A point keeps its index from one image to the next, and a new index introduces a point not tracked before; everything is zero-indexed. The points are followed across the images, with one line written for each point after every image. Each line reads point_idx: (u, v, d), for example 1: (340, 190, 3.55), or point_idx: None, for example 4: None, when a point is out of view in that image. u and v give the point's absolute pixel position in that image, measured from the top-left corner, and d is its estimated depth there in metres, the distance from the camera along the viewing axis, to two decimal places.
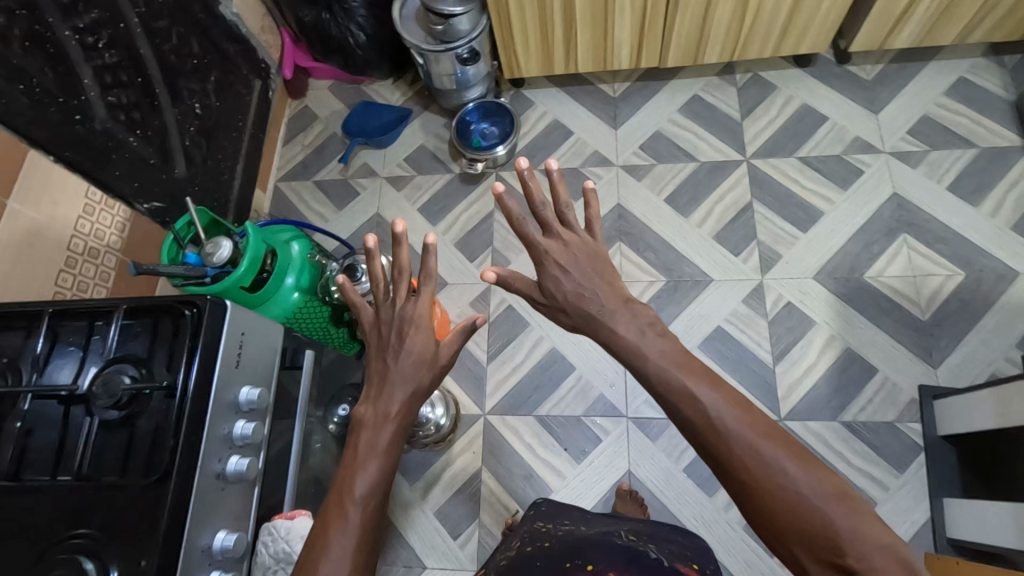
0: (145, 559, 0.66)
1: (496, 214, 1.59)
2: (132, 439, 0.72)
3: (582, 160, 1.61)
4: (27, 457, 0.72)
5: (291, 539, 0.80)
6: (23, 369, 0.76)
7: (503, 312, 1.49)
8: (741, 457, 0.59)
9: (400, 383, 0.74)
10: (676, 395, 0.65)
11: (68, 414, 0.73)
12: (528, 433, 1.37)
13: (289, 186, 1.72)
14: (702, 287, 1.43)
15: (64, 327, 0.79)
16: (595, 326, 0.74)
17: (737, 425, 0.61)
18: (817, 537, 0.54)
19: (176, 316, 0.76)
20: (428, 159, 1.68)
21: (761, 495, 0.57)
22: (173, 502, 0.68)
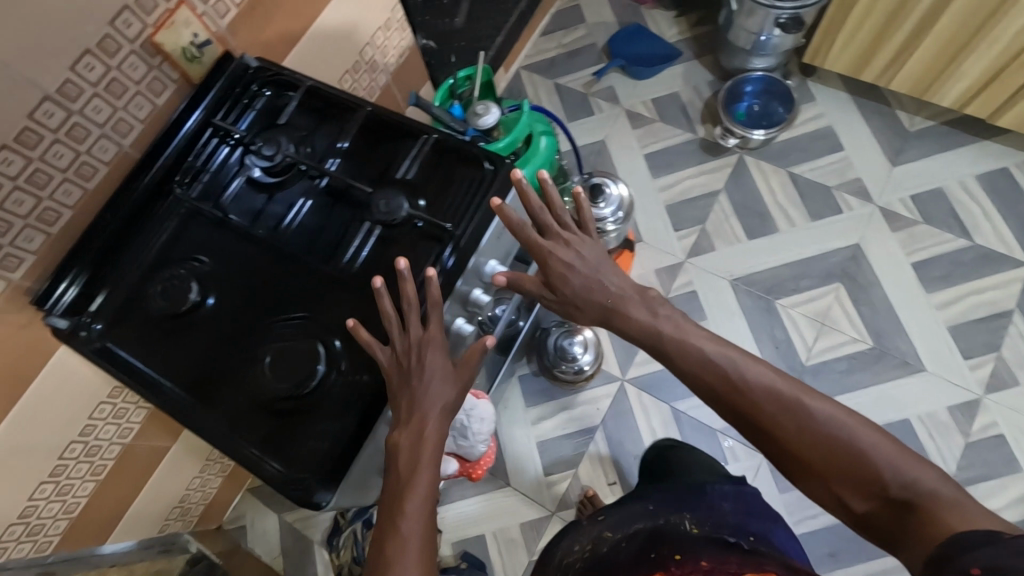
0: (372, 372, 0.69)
1: (722, 195, 1.47)
2: (392, 259, 0.73)
3: (839, 181, 1.44)
4: (304, 234, 0.77)
5: (471, 416, 0.78)
6: (323, 150, 0.81)
7: (685, 293, 1.40)
8: (756, 399, 0.62)
9: (446, 388, 0.67)
10: (696, 363, 0.67)
11: (349, 212, 0.77)
12: (655, 419, 1.32)
13: (530, 77, 1.68)
14: (909, 371, 1.27)
15: (369, 128, 0.81)
16: (615, 318, 0.72)
17: (755, 375, 0.63)
18: (852, 468, 0.56)
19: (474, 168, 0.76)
20: (676, 110, 1.57)
21: (796, 443, 0.60)
22: (410, 335, 0.70)
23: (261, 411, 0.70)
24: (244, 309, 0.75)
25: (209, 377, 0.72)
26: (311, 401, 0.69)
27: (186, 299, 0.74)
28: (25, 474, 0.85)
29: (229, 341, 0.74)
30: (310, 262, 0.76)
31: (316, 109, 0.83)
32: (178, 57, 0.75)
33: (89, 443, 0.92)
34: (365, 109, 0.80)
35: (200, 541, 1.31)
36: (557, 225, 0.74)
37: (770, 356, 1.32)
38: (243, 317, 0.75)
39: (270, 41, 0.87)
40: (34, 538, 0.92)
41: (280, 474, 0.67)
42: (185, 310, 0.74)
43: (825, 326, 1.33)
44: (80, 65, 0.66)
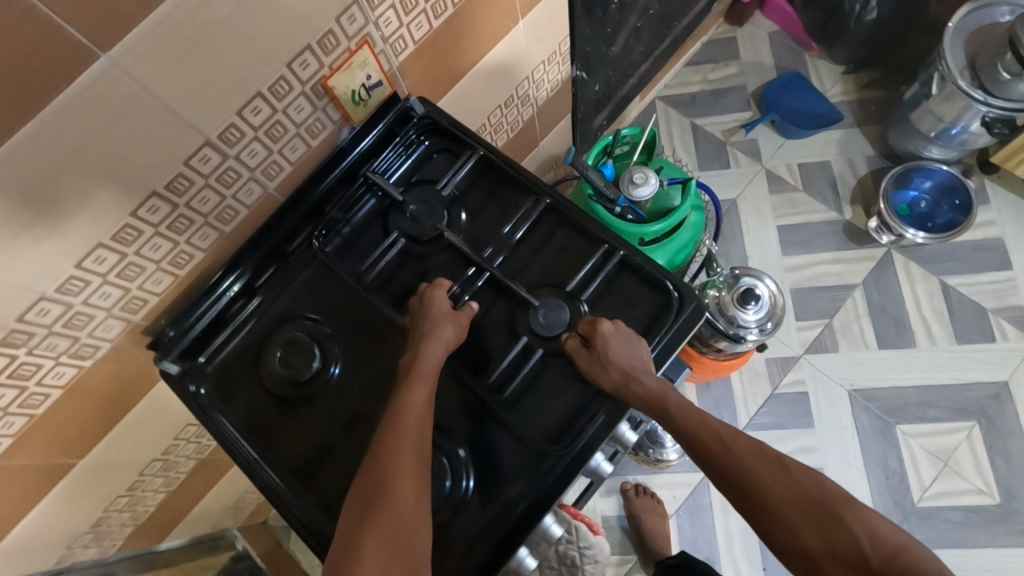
0: (503, 510, 0.61)
1: (858, 291, 1.32)
2: (543, 382, 0.65)
3: (999, 304, 1.27)
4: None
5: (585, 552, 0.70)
6: (481, 232, 0.71)
7: (794, 392, 1.27)
8: (743, 458, 0.58)
9: (449, 322, 0.63)
10: (686, 414, 0.61)
11: (501, 315, 0.67)
12: (734, 523, 1.22)
13: (664, 110, 1.53)
14: None
15: (544, 219, 0.70)
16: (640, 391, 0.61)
17: (742, 437, 0.59)
18: (828, 526, 0.52)
19: (658, 298, 0.66)
20: (822, 181, 1.41)
21: (773, 504, 0.54)
22: (553, 480, 0.61)
23: None
24: (368, 393, 0.67)
25: (319, 465, 0.66)
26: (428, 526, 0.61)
27: (308, 368, 0.67)
28: (106, 491, 0.81)
29: (346, 427, 0.66)
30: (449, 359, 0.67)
31: (485, 182, 0.73)
32: (345, 100, 0.66)
33: (169, 459, 0.88)
34: (545, 198, 0.69)
35: (245, 537, 1.29)
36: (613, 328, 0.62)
37: (878, 486, 1.19)
38: (365, 403, 0.67)
39: (437, 79, 0.77)
40: (99, 541, 0.89)
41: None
42: (305, 380, 0.67)
43: (949, 467, 1.19)
44: (248, 109, 0.57)
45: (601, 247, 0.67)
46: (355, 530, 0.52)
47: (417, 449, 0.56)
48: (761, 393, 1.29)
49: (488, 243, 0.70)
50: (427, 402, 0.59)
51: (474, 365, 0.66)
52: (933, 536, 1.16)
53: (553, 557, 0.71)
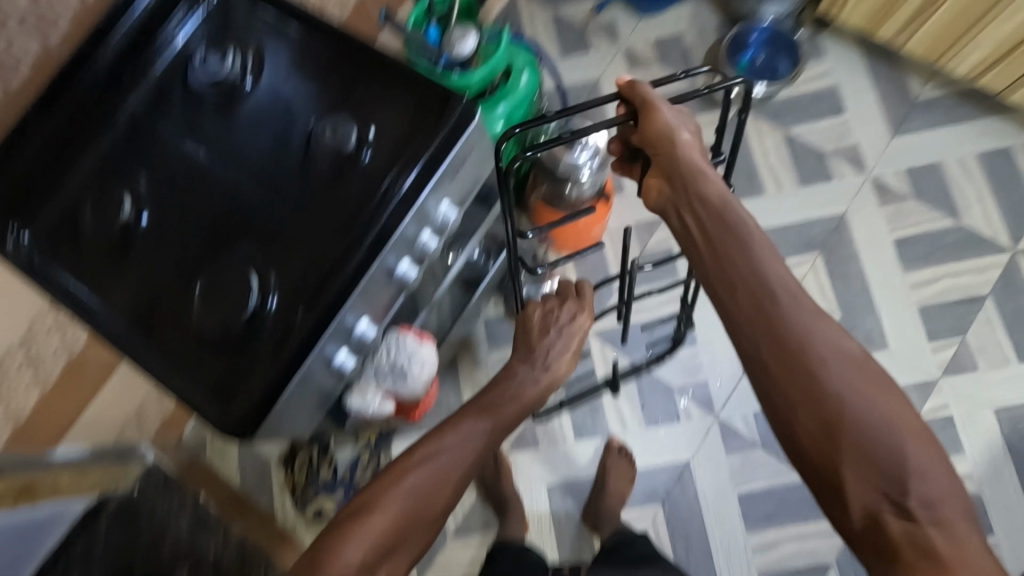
0: (305, 310, 0.67)
1: None
2: (335, 195, 0.71)
3: (836, 147, 1.38)
4: (250, 159, 0.73)
5: (412, 361, 0.78)
6: (262, 81, 0.75)
7: (660, 250, 1.37)
8: (809, 357, 0.55)
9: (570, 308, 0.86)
10: (761, 301, 0.58)
11: (296, 149, 0.73)
12: (616, 374, 1.32)
13: (527, 3, 1.56)
14: (871, 348, 1.27)
15: (331, 56, 0.75)
16: (726, 248, 0.61)
17: (819, 335, 0.56)
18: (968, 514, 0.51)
19: (436, 107, 0.72)
20: (677, 54, 1.48)
21: (827, 401, 0.54)
22: (350, 271, 0.68)
23: (196, 342, 0.69)
24: (183, 233, 0.72)
25: (152, 303, 0.70)
26: (246, 336, 0.68)
27: (119, 215, 0.72)
28: None
29: (163, 266, 0.71)
30: (254, 193, 0.72)
31: (266, 36, 0.76)
32: None
33: (32, 353, 0.92)
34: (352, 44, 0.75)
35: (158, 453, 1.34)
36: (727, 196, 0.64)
37: None
38: (179, 240, 0.72)
39: None
40: None
41: (223, 425, 0.67)
42: (118, 229, 0.71)
43: None
44: None
45: (382, 70, 0.74)
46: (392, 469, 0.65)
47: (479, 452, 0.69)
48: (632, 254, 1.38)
49: (281, 84, 0.75)
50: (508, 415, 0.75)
51: (273, 190, 0.72)
52: None
53: (383, 367, 0.78)
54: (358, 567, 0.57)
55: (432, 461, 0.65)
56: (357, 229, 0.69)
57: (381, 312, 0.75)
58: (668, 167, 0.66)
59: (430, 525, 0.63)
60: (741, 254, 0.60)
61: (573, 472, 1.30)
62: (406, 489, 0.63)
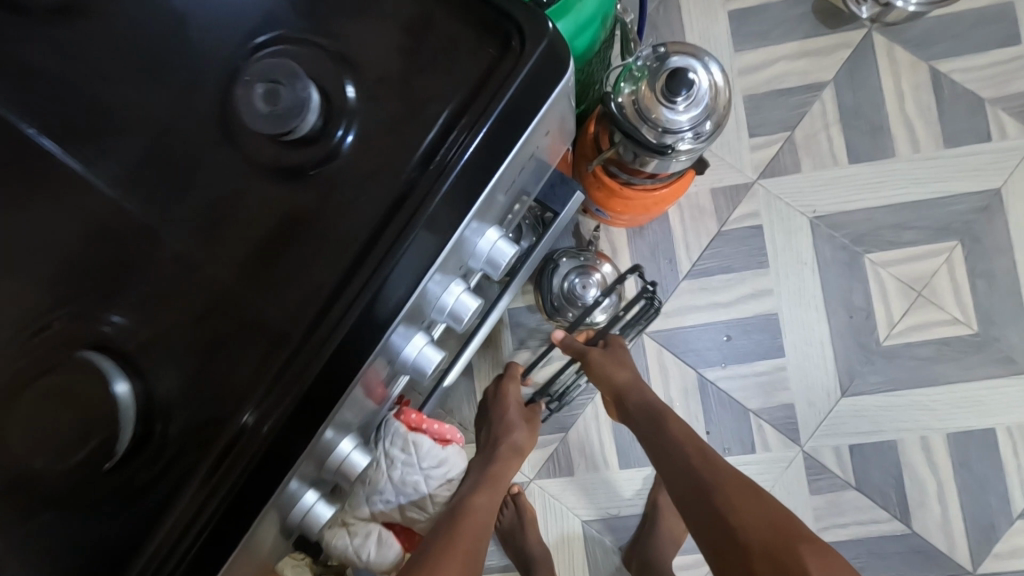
0: (245, 436, 0.36)
1: (828, 92, 1.02)
2: (295, 211, 0.37)
3: (998, 91, 1.00)
4: (119, 131, 0.37)
5: (425, 470, 0.56)
6: None
7: (745, 228, 1.02)
8: (722, 496, 0.61)
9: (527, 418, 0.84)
10: (680, 460, 0.67)
11: (209, 113, 0.37)
12: (677, 388, 1.03)
13: None
14: (1010, 370, 0.98)
15: None
16: (662, 439, 0.72)
17: (719, 475, 0.63)
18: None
19: (484, 41, 0.37)
20: None
21: (736, 526, 0.57)
22: (331, 365, 0.36)
23: (30, 499, 0.35)
24: None
25: None
26: (125, 488, 0.36)
27: None
28: None
29: None
30: (131, 202, 0.37)
31: None
32: None
33: None
34: None
35: None
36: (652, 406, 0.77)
37: (839, 327, 1.01)
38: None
39: None
40: None
41: None
42: None
43: (920, 297, 1.00)
44: None
45: None
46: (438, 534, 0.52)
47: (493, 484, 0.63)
48: (709, 230, 1.03)
49: None
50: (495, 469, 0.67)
51: (172, 195, 0.37)
52: (895, 377, 1.00)
53: (389, 488, 0.54)
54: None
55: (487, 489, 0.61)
56: (335, 282, 0.37)
57: (379, 401, 0.45)
58: (611, 389, 0.81)
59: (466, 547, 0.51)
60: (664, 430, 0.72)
61: (616, 507, 1.05)
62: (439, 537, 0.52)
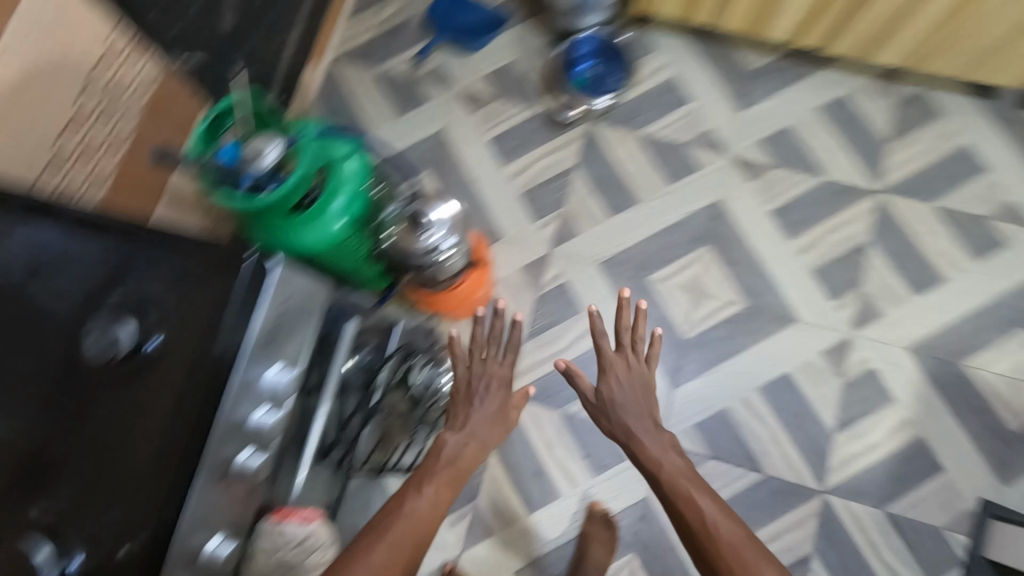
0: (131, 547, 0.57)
1: (578, 171, 1.36)
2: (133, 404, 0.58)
3: (691, 136, 1.37)
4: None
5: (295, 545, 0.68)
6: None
7: (556, 288, 1.30)
8: (675, 484, 0.86)
9: (488, 398, 0.93)
10: (646, 445, 0.91)
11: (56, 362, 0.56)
12: (549, 429, 1.24)
13: (347, 70, 1.47)
14: (783, 324, 1.26)
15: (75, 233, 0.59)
16: (625, 426, 0.94)
17: (681, 469, 0.88)
18: (763, 556, 0.77)
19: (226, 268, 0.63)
20: (514, 85, 1.42)
21: (686, 513, 0.83)
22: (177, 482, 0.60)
23: None
24: None
25: None
26: None
27: None
28: None
29: None
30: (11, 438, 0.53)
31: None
32: None
33: None
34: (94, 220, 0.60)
35: None
36: (631, 345, 0.97)
37: None
38: None
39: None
40: None
41: None
42: None
43: (700, 293, 1.29)
44: None
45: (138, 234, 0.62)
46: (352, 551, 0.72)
47: (439, 483, 0.82)
48: (530, 297, 1.30)
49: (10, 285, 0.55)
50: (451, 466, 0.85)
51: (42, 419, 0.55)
52: (707, 359, 1.26)
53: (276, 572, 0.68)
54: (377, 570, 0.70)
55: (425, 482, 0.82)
56: (169, 430, 0.59)
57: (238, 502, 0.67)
58: (604, 421, 0.96)
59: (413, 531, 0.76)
60: (617, 391, 0.95)
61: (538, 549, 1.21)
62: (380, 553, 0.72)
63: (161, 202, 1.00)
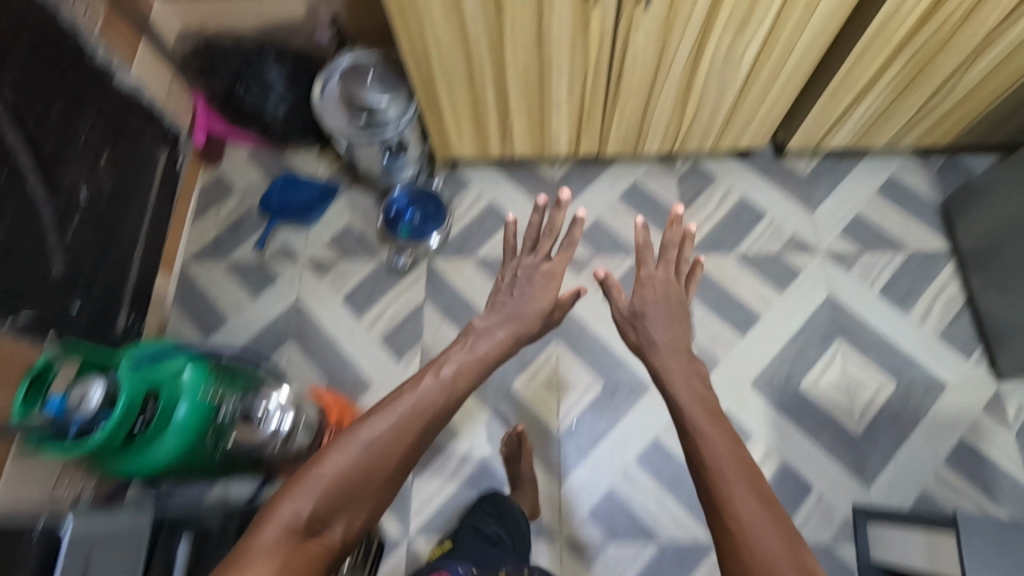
0: None
1: (427, 305, 1.48)
2: None
3: None
4: None
5: None
6: None
7: None
8: (692, 426, 0.76)
9: (487, 343, 0.89)
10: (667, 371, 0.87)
11: None
12: None
13: (198, 267, 1.57)
14: (640, 394, 1.38)
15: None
16: (652, 351, 0.91)
17: (693, 411, 0.78)
18: (745, 479, 0.69)
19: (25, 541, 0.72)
20: (355, 243, 1.57)
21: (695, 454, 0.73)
22: None
23: None
24: None
25: None
26: None
27: None
28: None
29: None
30: None
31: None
32: None
33: None
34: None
35: None
36: (678, 275, 0.98)
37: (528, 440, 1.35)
38: None
39: None
40: None
41: None
42: None
43: (560, 386, 1.40)
44: None
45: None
46: (308, 467, 0.69)
47: (392, 433, 0.72)
48: None
49: None
50: (414, 436, 0.73)
51: None
52: (583, 447, 1.34)
53: None
54: (302, 525, 0.65)
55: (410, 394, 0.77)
56: None
57: None
58: (634, 336, 0.95)
59: (372, 500, 0.70)
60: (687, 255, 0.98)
61: None
62: (330, 467, 0.68)
63: (9, 458, 1.05)
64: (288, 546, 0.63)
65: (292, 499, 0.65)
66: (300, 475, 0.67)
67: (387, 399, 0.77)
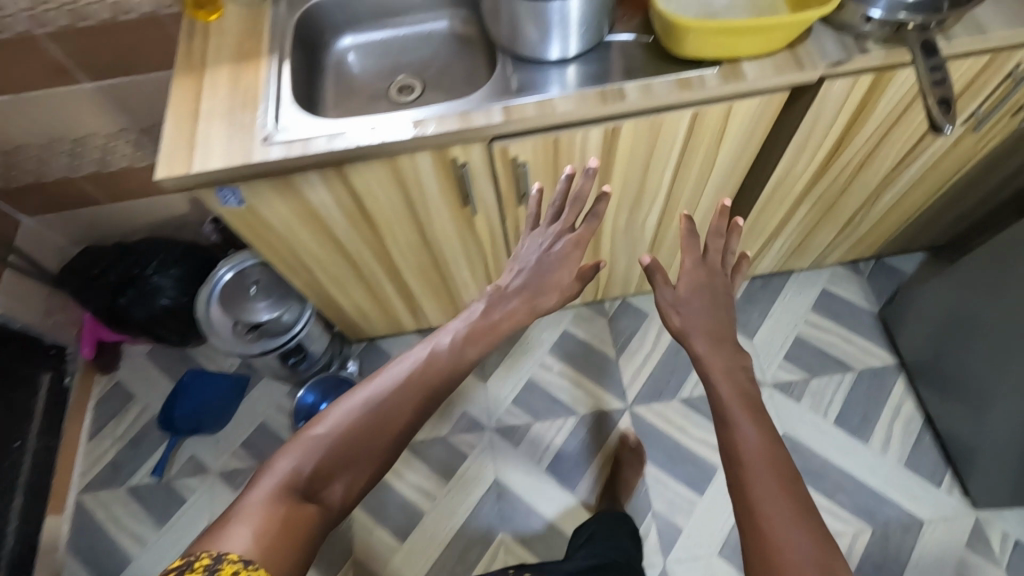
0: None
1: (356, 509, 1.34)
2: None
3: (451, 425, 1.41)
4: None
5: None
6: None
7: None
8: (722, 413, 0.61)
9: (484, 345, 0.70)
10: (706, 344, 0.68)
11: None
12: None
13: (95, 498, 1.40)
14: None
15: None
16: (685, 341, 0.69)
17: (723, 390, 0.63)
18: (777, 484, 0.54)
19: None
20: (271, 443, 1.42)
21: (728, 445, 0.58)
22: None
23: None
24: None
25: None
26: None
27: None
28: None
29: None
30: None
31: None
32: None
33: None
34: None
35: None
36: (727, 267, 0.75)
37: None
38: None
39: None
40: None
41: None
42: None
43: None
44: None
45: None
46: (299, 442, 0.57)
47: (376, 440, 0.59)
48: None
49: None
50: (416, 401, 0.62)
51: None
52: None
53: None
54: (283, 523, 0.52)
55: (409, 401, 0.62)
56: None
57: None
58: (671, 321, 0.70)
59: (376, 463, 0.59)
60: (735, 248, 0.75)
61: None
62: (326, 426, 0.58)
63: None
64: (283, 507, 0.53)
65: (293, 454, 0.56)
66: (296, 433, 0.58)
67: (388, 363, 0.65)
